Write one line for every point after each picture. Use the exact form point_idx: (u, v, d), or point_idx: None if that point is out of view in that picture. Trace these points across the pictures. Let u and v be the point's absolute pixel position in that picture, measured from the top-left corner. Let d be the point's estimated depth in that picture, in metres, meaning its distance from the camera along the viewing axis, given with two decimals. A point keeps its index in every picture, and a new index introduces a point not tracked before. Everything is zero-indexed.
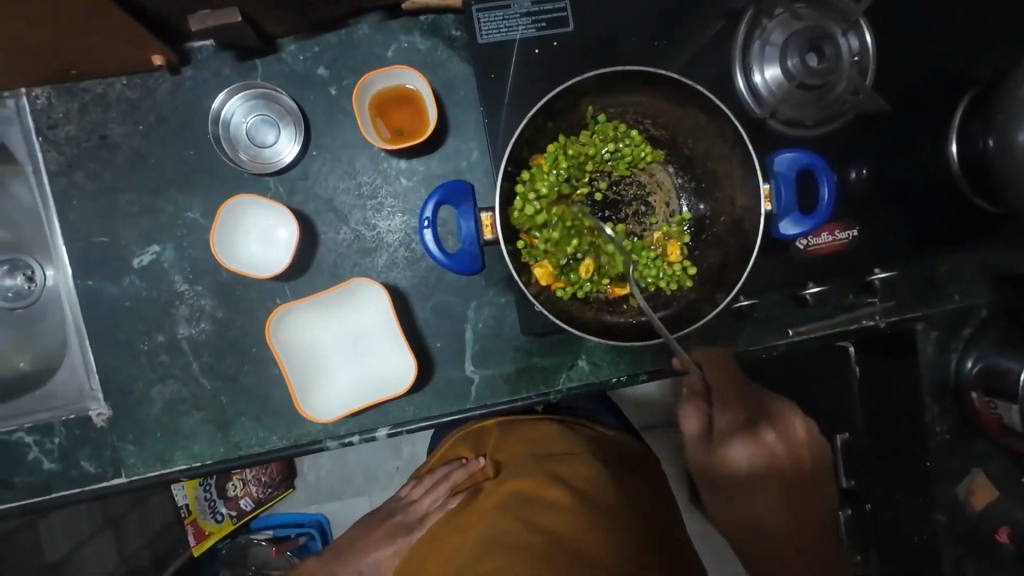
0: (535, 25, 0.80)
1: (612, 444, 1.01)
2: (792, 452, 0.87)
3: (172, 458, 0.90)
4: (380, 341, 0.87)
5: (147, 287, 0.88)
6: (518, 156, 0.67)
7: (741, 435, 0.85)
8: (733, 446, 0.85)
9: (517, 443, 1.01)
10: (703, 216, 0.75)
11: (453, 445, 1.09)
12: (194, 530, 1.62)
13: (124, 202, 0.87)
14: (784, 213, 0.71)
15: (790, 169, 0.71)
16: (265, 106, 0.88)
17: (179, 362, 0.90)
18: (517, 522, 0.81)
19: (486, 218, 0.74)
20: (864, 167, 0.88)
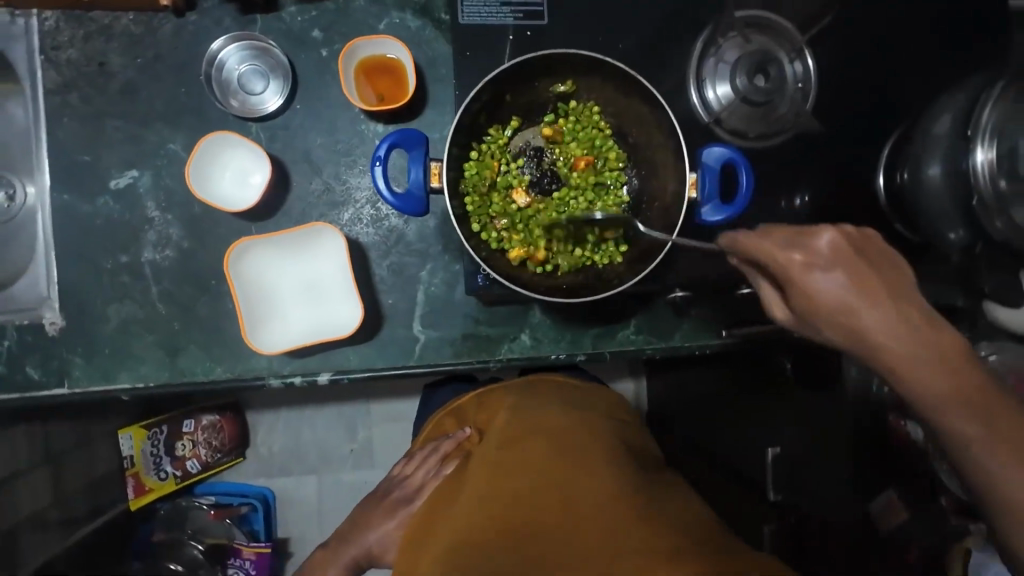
0: (512, 14, 0.87)
1: (589, 399, 0.98)
2: (868, 278, 0.52)
3: (116, 376, 0.93)
4: (332, 286, 0.92)
5: (121, 209, 0.93)
6: (474, 118, 0.73)
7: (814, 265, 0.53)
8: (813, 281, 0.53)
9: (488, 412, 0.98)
10: (639, 199, 0.81)
11: (438, 422, 1.05)
12: (134, 483, 1.62)
13: (111, 127, 0.92)
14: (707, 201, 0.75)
15: (717, 162, 0.75)
16: (258, 57, 0.95)
17: (139, 284, 0.93)
18: (505, 485, 0.76)
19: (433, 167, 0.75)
20: (807, 194, 0.92)
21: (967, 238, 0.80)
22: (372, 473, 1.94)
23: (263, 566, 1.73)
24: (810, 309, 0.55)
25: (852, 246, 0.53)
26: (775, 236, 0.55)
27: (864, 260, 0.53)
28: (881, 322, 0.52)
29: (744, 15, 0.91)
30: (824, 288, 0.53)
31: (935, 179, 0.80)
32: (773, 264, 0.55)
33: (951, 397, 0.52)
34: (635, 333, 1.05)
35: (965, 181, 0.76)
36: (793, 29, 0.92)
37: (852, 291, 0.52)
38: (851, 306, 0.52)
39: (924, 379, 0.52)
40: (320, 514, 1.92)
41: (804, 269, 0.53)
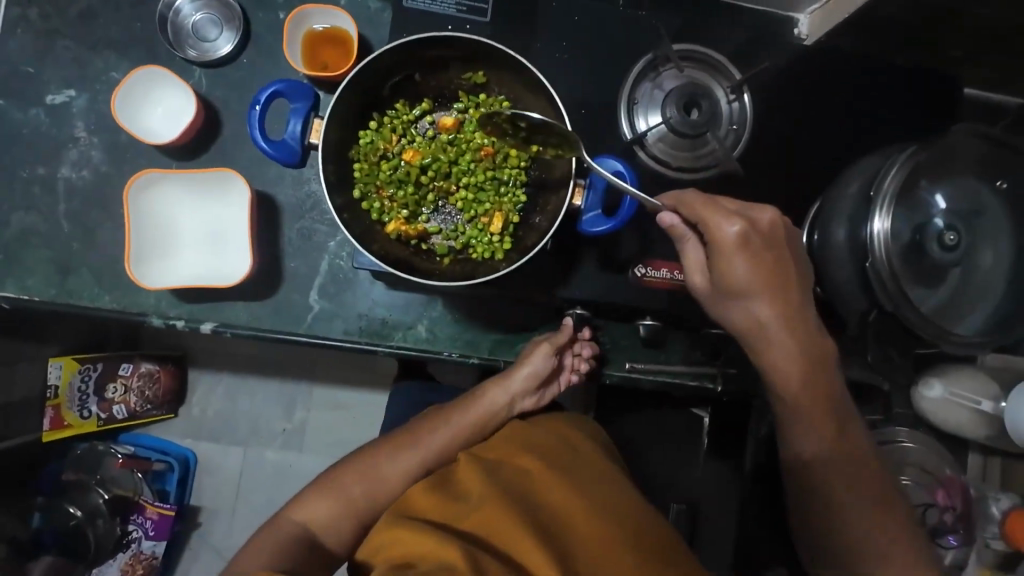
0: (456, 7, 0.89)
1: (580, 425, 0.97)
2: (777, 262, 0.70)
3: (4, 283, 0.93)
4: (231, 237, 0.92)
5: (50, 123, 0.94)
6: (374, 88, 0.73)
7: (742, 249, 0.69)
8: (735, 263, 0.69)
9: (475, 426, 0.92)
10: (536, 199, 0.79)
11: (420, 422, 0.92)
12: (53, 415, 1.59)
13: (61, 46, 0.95)
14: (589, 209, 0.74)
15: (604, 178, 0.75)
16: (216, 8, 0.98)
17: (49, 198, 0.94)
18: (528, 496, 0.77)
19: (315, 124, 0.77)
20: None
21: (866, 306, 0.77)
22: (298, 458, 1.87)
23: (163, 531, 1.71)
24: (728, 280, 0.71)
25: (777, 238, 0.70)
26: (719, 208, 0.69)
27: (775, 249, 0.70)
28: (774, 309, 0.71)
29: (685, 50, 0.92)
30: (743, 262, 0.69)
31: (841, 240, 0.77)
32: (708, 233, 0.70)
33: (801, 360, 0.73)
34: None
35: (864, 245, 0.73)
36: (734, 70, 0.92)
37: (762, 265, 0.69)
38: (756, 285, 0.70)
39: (782, 339, 0.73)
40: (236, 491, 1.85)
41: (737, 241, 0.68)
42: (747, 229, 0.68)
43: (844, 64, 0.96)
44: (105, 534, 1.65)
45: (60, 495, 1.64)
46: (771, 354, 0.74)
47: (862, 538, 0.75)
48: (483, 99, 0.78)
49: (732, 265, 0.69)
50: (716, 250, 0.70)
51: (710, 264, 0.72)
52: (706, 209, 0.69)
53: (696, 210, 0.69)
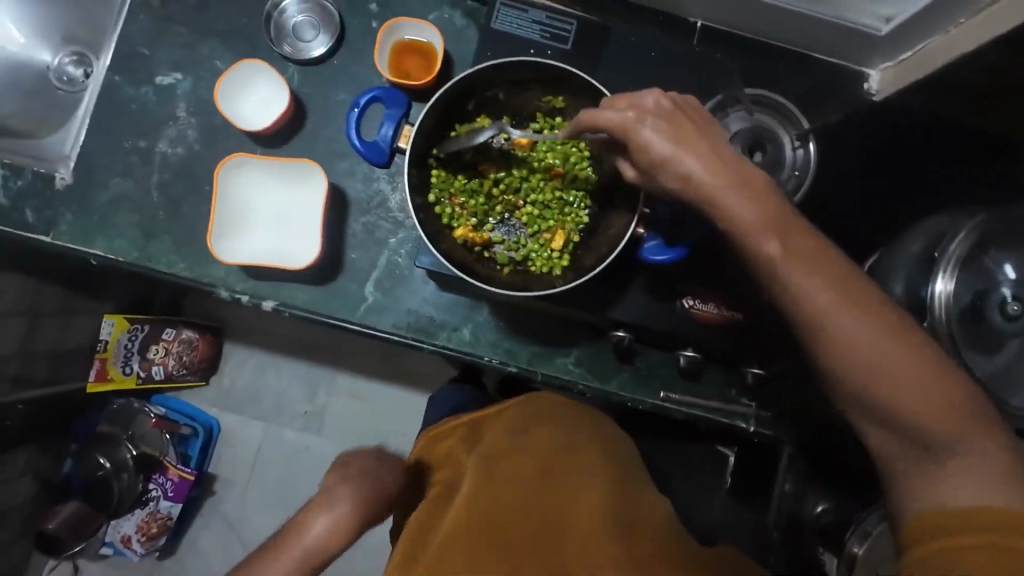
0: (540, 33, 0.94)
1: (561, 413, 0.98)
2: (721, 156, 0.61)
3: (94, 242, 1.01)
4: (301, 221, 0.97)
5: (156, 101, 1.03)
6: (461, 101, 0.78)
7: (673, 142, 0.61)
8: (686, 163, 0.60)
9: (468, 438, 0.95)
10: (598, 222, 0.82)
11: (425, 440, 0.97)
12: (99, 367, 1.68)
13: (174, 32, 1.04)
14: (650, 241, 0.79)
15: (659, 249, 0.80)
16: (316, 11, 1.05)
17: (145, 168, 1.02)
18: (507, 496, 0.83)
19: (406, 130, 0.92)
20: None
21: None
22: (315, 441, 1.91)
23: (180, 494, 1.76)
24: (698, 188, 0.61)
25: (682, 117, 0.63)
26: (614, 107, 0.64)
27: (709, 140, 0.61)
28: (746, 202, 0.59)
29: (755, 93, 0.93)
30: (673, 145, 0.61)
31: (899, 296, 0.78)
32: (625, 130, 0.64)
33: (828, 279, 0.58)
34: (574, 364, 1.03)
35: (923, 304, 0.74)
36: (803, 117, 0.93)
37: (676, 138, 0.61)
38: (716, 185, 0.59)
39: (794, 265, 0.58)
40: (252, 463, 1.90)
41: (635, 119, 0.62)
42: (641, 114, 0.62)
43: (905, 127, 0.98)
44: (127, 487, 1.75)
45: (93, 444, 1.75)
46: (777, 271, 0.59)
47: (969, 492, 0.54)
48: (559, 122, 0.82)
49: (686, 169, 0.60)
50: (649, 161, 0.63)
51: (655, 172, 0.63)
52: (611, 111, 0.65)
53: (601, 116, 0.65)
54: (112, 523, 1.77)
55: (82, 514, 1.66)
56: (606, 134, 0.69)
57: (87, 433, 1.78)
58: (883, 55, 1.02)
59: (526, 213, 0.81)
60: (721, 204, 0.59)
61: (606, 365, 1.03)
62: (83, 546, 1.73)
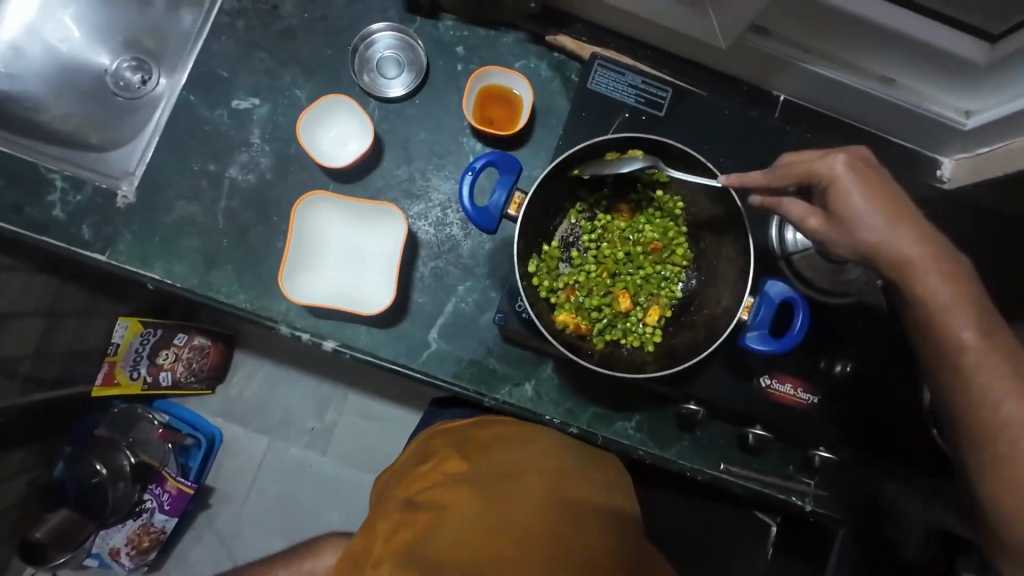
0: (636, 98, 0.96)
1: (565, 450, 0.95)
2: (869, 169, 0.64)
3: (152, 264, 0.97)
4: (375, 263, 0.96)
5: (230, 125, 1.01)
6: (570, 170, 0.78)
7: (847, 170, 0.63)
8: (842, 177, 0.63)
9: (469, 449, 0.96)
10: (691, 299, 0.82)
11: (434, 445, 0.99)
12: (105, 372, 1.53)
13: (256, 58, 1.02)
14: (755, 327, 0.77)
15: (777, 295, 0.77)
16: (403, 50, 1.04)
17: (213, 193, 0.99)
18: (500, 513, 0.87)
19: (516, 197, 0.80)
20: (849, 364, 0.95)
21: None
22: (319, 460, 1.83)
23: (177, 509, 1.66)
24: (892, 253, 0.62)
25: (871, 163, 0.66)
26: (816, 151, 0.67)
27: (872, 172, 0.64)
28: (884, 210, 0.62)
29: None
30: (869, 199, 0.62)
31: None
32: (818, 175, 0.65)
33: (949, 279, 0.60)
34: (634, 429, 1.01)
35: None
36: None
37: (874, 195, 0.62)
38: (869, 195, 0.62)
39: (928, 264, 0.60)
40: (253, 478, 1.82)
41: (846, 170, 0.63)
42: (849, 160, 0.63)
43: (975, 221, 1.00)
44: (122, 498, 1.62)
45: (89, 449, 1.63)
46: (899, 271, 0.62)
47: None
48: (660, 195, 0.82)
49: (840, 185, 0.63)
50: (830, 187, 0.64)
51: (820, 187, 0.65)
52: (807, 155, 0.67)
53: (802, 156, 0.67)
54: (101, 534, 1.66)
55: (71, 523, 1.54)
56: (795, 181, 0.68)
57: (84, 437, 1.66)
58: (961, 144, 1.03)
59: (622, 286, 0.82)
60: (853, 212, 0.62)
61: (666, 431, 1.01)
62: (67, 558, 1.60)
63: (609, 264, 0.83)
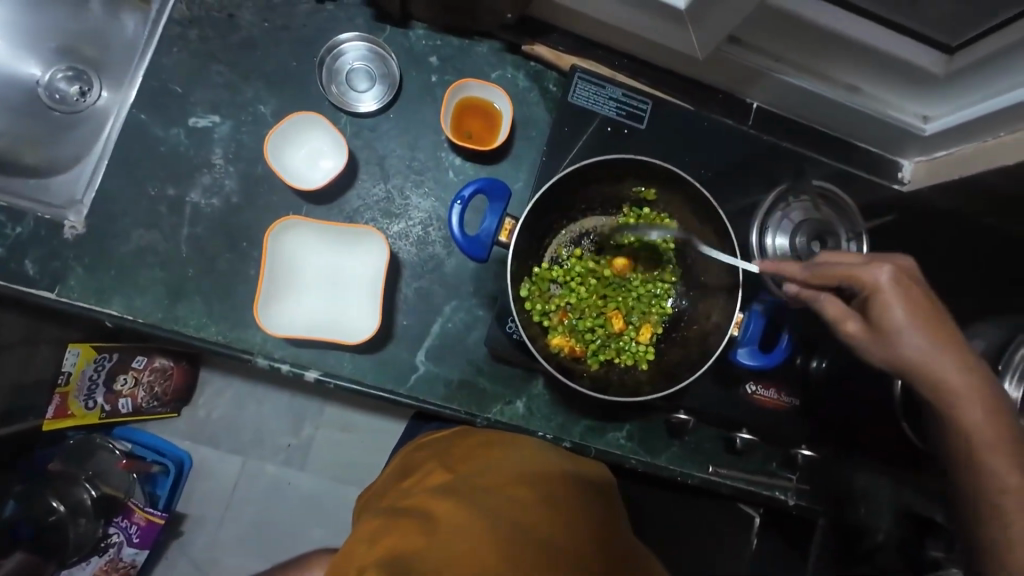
0: (617, 110, 0.99)
1: (544, 454, 0.95)
2: (917, 291, 0.68)
3: (109, 300, 0.90)
4: (356, 288, 0.92)
5: (188, 145, 0.94)
6: (556, 192, 0.79)
7: (897, 292, 0.67)
8: (892, 304, 0.67)
9: (450, 457, 0.95)
10: (682, 314, 0.84)
11: (419, 452, 1.02)
12: (57, 403, 1.41)
13: (214, 71, 0.95)
14: (744, 342, 0.85)
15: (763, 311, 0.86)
16: (375, 61, 0.99)
17: (173, 219, 0.92)
18: (491, 515, 0.80)
19: (507, 222, 0.81)
20: (825, 360, 0.99)
21: None
22: (297, 476, 1.76)
23: (147, 540, 1.55)
24: (930, 371, 0.67)
25: (917, 281, 0.69)
26: (862, 260, 0.70)
27: (920, 292, 0.68)
28: (926, 338, 0.66)
29: (822, 187, 1.02)
30: (912, 319, 0.67)
31: None
32: (861, 284, 0.69)
33: (987, 404, 0.66)
34: (626, 438, 1.02)
35: None
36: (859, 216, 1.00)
37: (922, 322, 0.67)
38: (914, 319, 0.66)
39: (964, 391, 0.66)
40: (227, 503, 1.73)
41: (893, 290, 0.67)
42: (894, 272, 0.68)
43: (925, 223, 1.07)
44: (85, 534, 1.51)
45: (44, 485, 1.51)
46: (936, 387, 0.67)
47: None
48: (648, 213, 0.83)
49: (888, 308, 0.67)
50: (873, 302, 0.68)
51: (866, 298, 0.69)
52: (851, 260, 0.70)
53: (842, 265, 0.70)
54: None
55: (30, 566, 1.41)
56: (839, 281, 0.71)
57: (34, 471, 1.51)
58: (920, 147, 1.06)
59: (613, 306, 0.83)
60: (895, 333, 0.67)
61: (656, 437, 1.03)
62: None
63: (600, 285, 0.83)
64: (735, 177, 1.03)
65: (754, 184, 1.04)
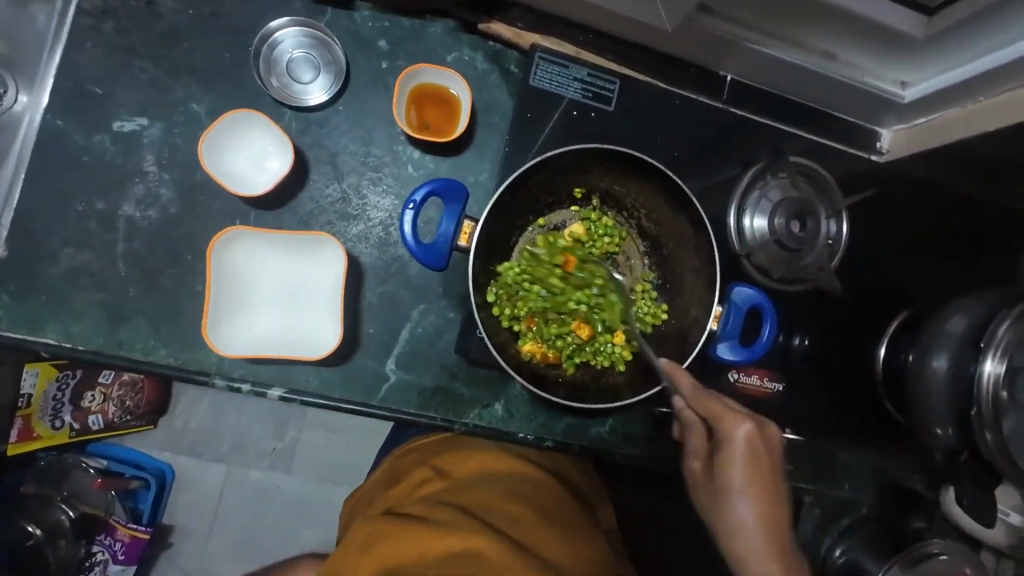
0: (582, 92, 0.93)
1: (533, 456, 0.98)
2: (767, 458, 0.75)
3: (43, 328, 0.82)
4: (315, 299, 0.86)
5: (115, 152, 0.85)
6: (522, 187, 0.75)
7: (753, 426, 0.75)
8: (737, 427, 0.75)
9: (438, 465, 0.95)
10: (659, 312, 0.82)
11: (405, 463, 1.01)
12: (20, 427, 1.38)
13: (136, 67, 0.86)
14: (726, 337, 0.82)
15: (743, 302, 0.83)
16: (316, 48, 0.90)
17: (106, 236, 0.85)
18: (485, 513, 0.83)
19: (465, 225, 0.78)
20: (807, 338, 1.00)
21: (954, 438, 0.81)
22: (284, 480, 1.64)
23: (133, 556, 1.47)
24: (734, 522, 0.76)
25: (766, 440, 0.76)
26: (731, 410, 0.76)
27: (768, 463, 0.75)
28: (756, 513, 0.75)
29: (798, 163, 0.98)
30: (749, 486, 0.75)
31: (939, 370, 0.82)
32: (723, 426, 0.76)
33: (775, 562, 0.74)
34: (610, 432, 0.99)
35: (969, 383, 0.77)
36: (837, 193, 0.99)
37: (755, 495, 0.75)
38: (738, 483, 0.75)
39: (747, 497, 0.76)
40: (215, 513, 1.61)
41: (749, 443, 0.75)
42: (756, 431, 0.75)
43: (907, 193, 1.04)
44: (67, 555, 1.43)
45: (15, 510, 1.43)
46: (729, 489, 0.76)
47: None
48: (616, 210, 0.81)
49: (733, 437, 0.75)
50: (726, 443, 0.76)
51: (716, 455, 0.77)
52: (717, 399, 0.77)
53: (713, 402, 0.76)
54: None
55: None
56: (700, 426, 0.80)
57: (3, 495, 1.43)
58: (898, 115, 1.02)
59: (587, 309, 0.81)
60: (730, 497, 0.76)
61: (641, 430, 0.99)
62: None
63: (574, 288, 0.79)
64: (710, 156, 0.98)
65: (730, 162, 0.99)
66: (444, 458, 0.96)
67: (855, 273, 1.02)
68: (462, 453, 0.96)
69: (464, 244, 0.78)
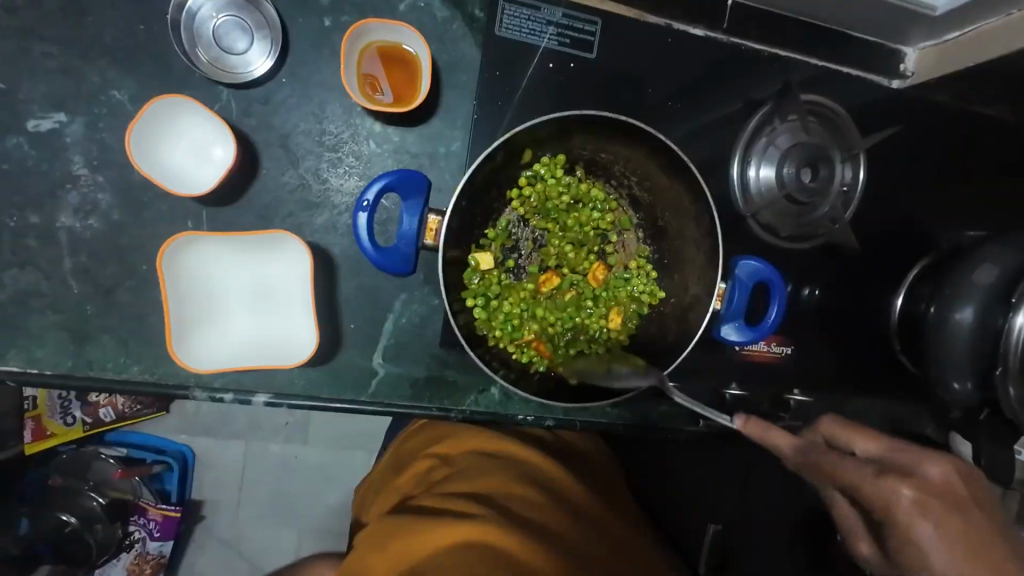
0: (558, 38, 0.82)
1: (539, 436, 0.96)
2: (948, 493, 0.54)
3: (3, 355, 0.77)
4: (286, 302, 0.79)
5: (37, 156, 0.76)
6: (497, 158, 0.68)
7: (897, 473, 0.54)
8: (897, 483, 0.54)
9: (443, 453, 0.93)
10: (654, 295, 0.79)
11: (409, 448, 1.00)
12: (32, 426, 1.33)
13: (41, 53, 0.75)
14: (731, 315, 0.79)
15: (749, 278, 0.78)
16: (246, 10, 0.78)
17: (49, 252, 0.77)
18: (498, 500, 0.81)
19: (430, 221, 0.75)
20: (817, 288, 0.93)
21: (972, 390, 0.77)
22: (304, 451, 1.55)
23: (170, 531, 1.43)
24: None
25: (953, 491, 0.54)
26: (863, 467, 0.56)
27: (954, 505, 0.53)
28: (935, 520, 0.53)
29: (810, 103, 0.88)
30: (935, 530, 0.53)
31: (961, 324, 0.75)
32: (872, 497, 0.55)
33: None
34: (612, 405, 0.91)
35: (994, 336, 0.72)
36: (853, 131, 0.89)
37: (943, 522, 0.53)
38: (923, 558, 0.53)
39: (943, 544, 0.53)
40: (240, 486, 1.52)
41: (916, 513, 0.53)
42: (918, 487, 0.54)
43: (926, 121, 0.94)
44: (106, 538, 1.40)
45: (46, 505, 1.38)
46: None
47: None
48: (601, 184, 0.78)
49: (917, 534, 0.53)
50: (889, 519, 0.54)
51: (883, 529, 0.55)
52: (839, 456, 0.58)
53: (834, 463, 0.58)
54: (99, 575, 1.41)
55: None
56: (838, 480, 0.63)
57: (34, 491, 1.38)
58: (927, 29, 0.88)
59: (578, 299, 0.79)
60: (920, 553, 0.53)
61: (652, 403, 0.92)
62: None
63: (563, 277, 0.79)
64: (709, 100, 0.87)
65: (732, 104, 0.88)
66: (449, 443, 0.94)
67: (870, 216, 0.93)
68: (466, 438, 0.93)
69: (431, 241, 0.76)
